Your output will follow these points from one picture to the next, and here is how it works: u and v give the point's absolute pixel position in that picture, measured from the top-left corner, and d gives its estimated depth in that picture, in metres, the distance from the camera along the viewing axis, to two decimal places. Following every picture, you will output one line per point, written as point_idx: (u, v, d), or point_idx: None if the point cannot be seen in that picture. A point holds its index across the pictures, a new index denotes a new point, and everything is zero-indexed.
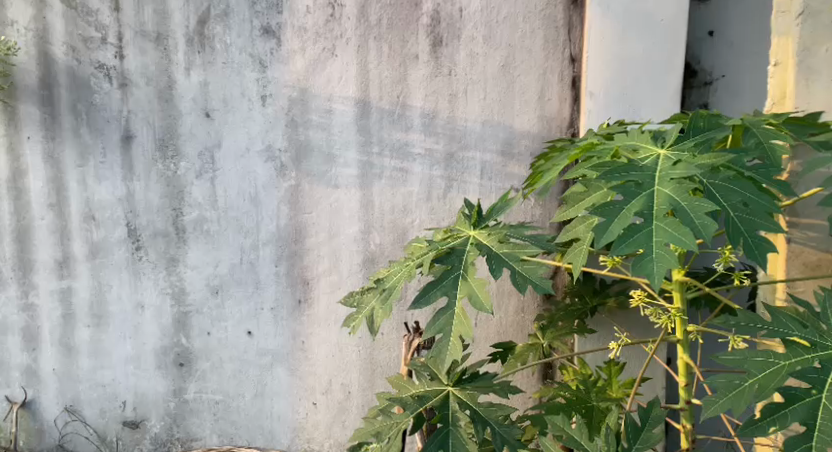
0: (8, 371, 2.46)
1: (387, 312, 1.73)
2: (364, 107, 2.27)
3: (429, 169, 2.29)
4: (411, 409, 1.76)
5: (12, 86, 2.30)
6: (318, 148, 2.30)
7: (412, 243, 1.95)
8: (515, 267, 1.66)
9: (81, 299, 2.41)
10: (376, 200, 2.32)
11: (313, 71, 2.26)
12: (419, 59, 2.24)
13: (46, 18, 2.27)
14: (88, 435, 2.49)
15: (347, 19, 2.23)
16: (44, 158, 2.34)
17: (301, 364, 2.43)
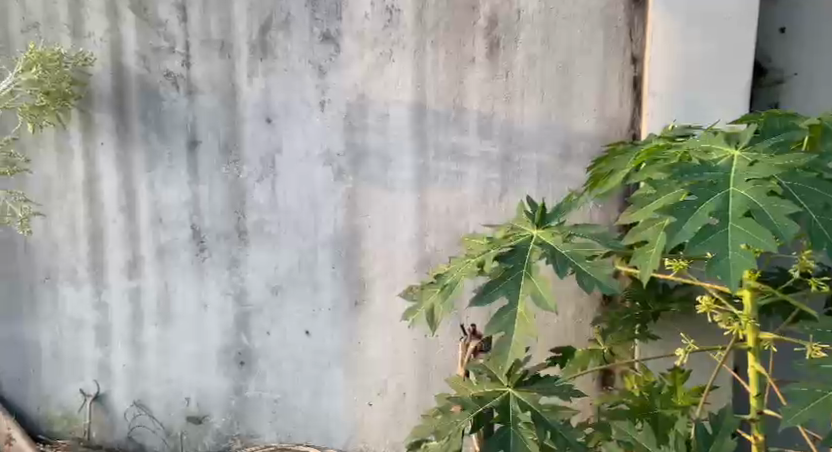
0: (84, 365, 2.57)
1: (448, 309, 1.78)
2: (420, 111, 2.31)
3: (484, 172, 2.32)
4: (471, 409, 1.77)
5: (88, 94, 2.42)
6: (374, 152, 2.35)
7: (472, 240, 1.98)
8: (581, 266, 1.67)
9: (149, 298, 2.51)
10: (431, 203, 2.35)
11: (371, 76, 2.31)
12: (476, 62, 2.26)
13: (119, 29, 2.37)
14: (155, 428, 2.58)
15: (404, 25, 2.27)
16: (116, 163, 2.44)
17: (357, 364, 2.48)
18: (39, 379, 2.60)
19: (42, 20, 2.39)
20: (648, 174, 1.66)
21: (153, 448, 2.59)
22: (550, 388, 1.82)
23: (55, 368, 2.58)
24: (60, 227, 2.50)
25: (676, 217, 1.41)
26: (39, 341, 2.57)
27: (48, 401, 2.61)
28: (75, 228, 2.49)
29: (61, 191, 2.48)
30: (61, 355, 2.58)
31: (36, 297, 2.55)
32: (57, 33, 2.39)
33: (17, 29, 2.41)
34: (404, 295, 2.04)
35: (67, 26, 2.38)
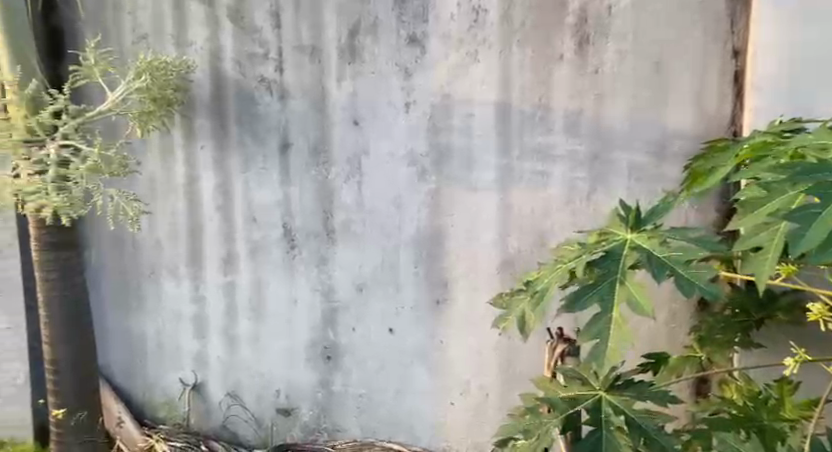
0: (182, 356, 2.69)
1: (539, 316, 1.80)
2: (504, 110, 2.34)
3: (571, 173, 2.33)
4: (561, 410, 1.82)
5: (192, 99, 2.54)
6: (458, 153, 2.39)
7: (562, 246, 2.00)
8: (680, 271, 1.66)
9: (242, 294, 2.62)
10: (515, 203, 2.39)
11: (455, 77, 2.35)
12: (563, 59, 2.27)
13: (219, 37, 2.48)
14: (247, 419, 2.68)
15: (490, 24, 2.30)
16: (213, 165, 2.56)
17: (441, 364, 2.53)
18: (145, 370, 2.73)
19: (149, 31, 2.51)
20: (754, 174, 1.64)
21: (246, 438, 2.69)
22: (644, 392, 1.81)
23: (158, 360, 2.71)
24: (163, 225, 2.63)
25: (798, 221, 1.29)
26: (142, 332, 2.70)
27: (151, 388, 2.73)
28: (177, 227, 2.61)
29: (164, 191, 2.60)
30: (163, 347, 2.70)
31: (141, 289, 2.67)
32: (161, 42, 2.51)
33: (127, 38, 2.52)
34: (491, 303, 2.08)
35: (170, 35, 2.50)
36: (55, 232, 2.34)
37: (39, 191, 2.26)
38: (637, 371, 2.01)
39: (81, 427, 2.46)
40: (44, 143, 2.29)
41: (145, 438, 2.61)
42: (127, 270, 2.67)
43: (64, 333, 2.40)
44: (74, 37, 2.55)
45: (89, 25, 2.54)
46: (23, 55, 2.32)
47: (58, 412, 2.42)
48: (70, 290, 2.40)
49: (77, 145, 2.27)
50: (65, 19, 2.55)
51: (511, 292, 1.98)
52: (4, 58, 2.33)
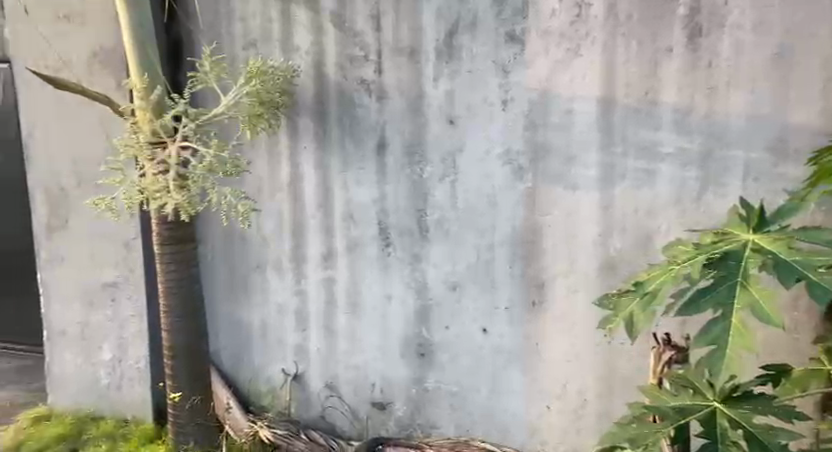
0: (284, 347, 2.81)
1: (650, 320, 1.77)
2: (609, 106, 2.27)
3: (681, 171, 2.23)
4: (672, 420, 1.75)
5: (295, 103, 2.65)
6: (557, 150, 2.36)
7: (674, 246, 1.93)
8: (809, 275, 1.56)
9: (340, 289, 2.71)
10: (617, 202, 2.32)
11: (555, 74, 2.32)
12: (673, 52, 2.18)
13: (321, 41, 2.58)
14: (344, 411, 2.77)
15: (594, 18, 2.25)
16: (315, 165, 2.67)
17: (538, 365, 2.50)
18: (251, 358, 2.87)
19: (258, 37, 2.65)
20: None
21: (343, 429, 2.78)
22: (765, 406, 1.72)
23: (262, 349, 2.85)
24: (268, 222, 2.76)
25: None
26: (249, 322, 2.85)
27: (258, 375, 2.87)
28: (282, 224, 2.74)
29: (271, 190, 2.73)
30: (267, 337, 2.84)
31: (249, 282, 2.82)
32: (269, 49, 2.65)
33: (240, 46, 2.68)
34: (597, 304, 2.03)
35: (278, 41, 2.63)
36: (174, 227, 2.52)
37: (162, 187, 2.43)
38: (759, 382, 1.89)
39: (196, 410, 2.61)
40: (167, 144, 2.47)
41: (249, 425, 2.70)
42: (236, 264, 2.82)
43: (180, 321, 2.57)
44: (192, 45, 2.74)
45: (205, 34, 2.71)
46: (150, 63, 2.52)
47: (176, 395, 2.61)
48: (185, 281, 2.56)
49: (194, 145, 2.43)
50: (184, 30, 2.75)
51: (619, 294, 1.93)
52: (132, 64, 2.52)
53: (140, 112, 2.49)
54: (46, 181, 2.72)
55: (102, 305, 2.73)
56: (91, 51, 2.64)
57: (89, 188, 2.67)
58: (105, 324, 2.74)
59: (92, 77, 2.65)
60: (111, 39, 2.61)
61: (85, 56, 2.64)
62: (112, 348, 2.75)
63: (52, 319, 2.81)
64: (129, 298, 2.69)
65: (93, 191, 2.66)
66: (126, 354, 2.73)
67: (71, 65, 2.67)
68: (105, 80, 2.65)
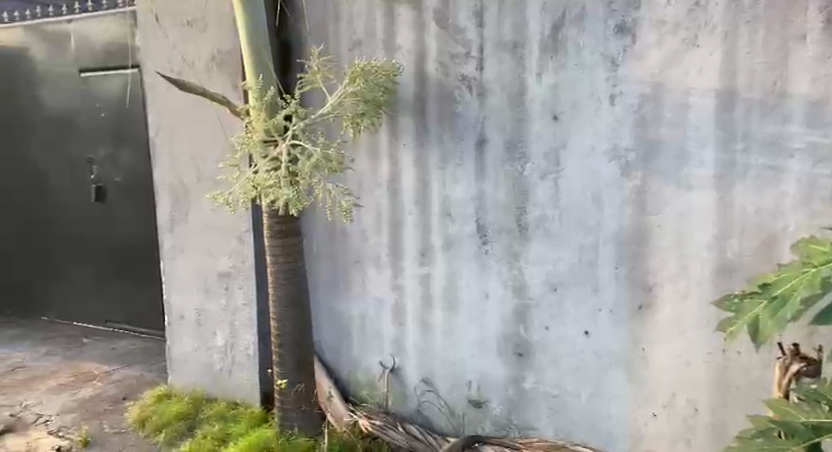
0: (382, 341, 2.89)
1: (782, 326, 1.55)
2: (730, 98, 2.12)
3: (811, 167, 2.04)
4: (802, 439, 1.57)
5: (396, 101, 2.71)
6: (670, 146, 2.23)
7: (803, 246, 1.76)
8: None
9: (438, 285, 2.73)
10: (737, 202, 2.15)
11: (669, 65, 2.21)
12: (807, 39, 2.00)
13: (424, 40, 2.62)
14: (440, 406, 2.79)
15: (715, 6, 2.12)
16: (414, 162, 2.71)
17: (644, 371, 2.38)
18: (349, 350, 2.98)
19: (363, 38, 2.74)
20: None
21: (439, 424, 2.80)
22: None
23: (361, 343, 2.94)
24: (368, 218, 2.85)
25: None
26: (349, 316, 2.96)
27: (355, 371, 2.97)
28: (381, 220, 2.81)
29: (371, 187, 2.82)
30: (365, 331, 2.92)
31: (350, 277, 2.92)
32: (374, 49, 2.73)
33: (345, 48, 2.79)
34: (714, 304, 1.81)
35: (381, 41, 2.71)
36: (283, 221, 2.62)
37: (273, 184, 2.51)
38: None
39: (300, 397, 2.72)
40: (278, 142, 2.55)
41: (349, 415, 2.82)
42: (338, 258, 2.94)
43: (288, 309, 2.67)
44: (301, 47, 2.89)
45: (315, 37, 2.85)
46: (264, 65, 2.62)
47: (282, 381, 2.71)
48: (291, 273, 2.65)
49: (303, 144, 2.50)
50: (296, 33, 2.90)
51: (741, 295, 1.72)
52: (248, 66, 2.64)
53: (253, 113, 2.58)
54: (169, 177, 3.00)
55: (217, 293, 2.95)
56: (211, 55, 2.84)
57: (206, 184, 2.89)
58: (220, 311, 2.95)
59: (212, 77, 2.85)
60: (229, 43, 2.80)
61: (205, 59, 2.85)
62: (226, 334, 2.97)
63: (172, 305, 3.13)
64: (240, 287, 2.88)
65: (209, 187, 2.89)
66: (239, 338, 2.92)
67: (193, 68, 2.89)
68: (221, 82, 2.84)
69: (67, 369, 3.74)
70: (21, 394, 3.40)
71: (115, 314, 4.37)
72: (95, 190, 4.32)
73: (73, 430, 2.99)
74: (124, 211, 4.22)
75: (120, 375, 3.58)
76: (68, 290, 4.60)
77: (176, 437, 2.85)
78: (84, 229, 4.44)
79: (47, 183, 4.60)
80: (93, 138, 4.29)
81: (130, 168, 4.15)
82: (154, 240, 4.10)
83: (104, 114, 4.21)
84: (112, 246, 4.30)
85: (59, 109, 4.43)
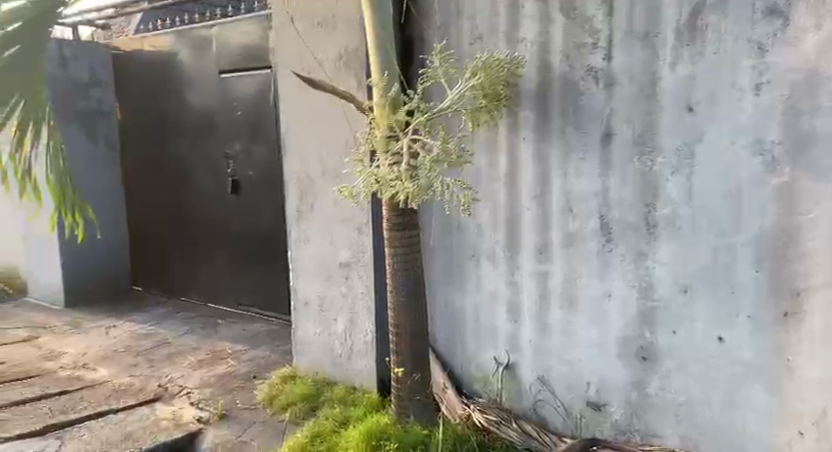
0: (497, 336, 2.87)
1: None
2: None
3: None
4: None
5: (517, 94, 2.66)
6: (825, 139, 2.06)
7: None
8: None
9: (555, 283, 2.67)
10: None
11: (826, 51, 2.04)
12: None
13: (549, 31, 2.56)
14: (556, 406, 2.74)
15: None
16: (535, 156, 2.66)
17: (786, 383, 2.21)
18: (463, 344, 2.99)
19: (484, 33, 2.74)
20: None
21: (554, 423, 2.75)
22: None
23: (475, 337, 2.95)
24: (485, 212, 2.84)
25: None
26: (463, 310, 2.96)
27: (469, 364, 2.99)
28: (498, 214, 2.80)
29: (488, 181, 2.81)
30: (479, 324, 2.92)
31: (464, 271, 2.94)
32: (496, 42, 2.71)
33: (466, 42, 2.80)
34: None
35: (504, 34, 2.68)
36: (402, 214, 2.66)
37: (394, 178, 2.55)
38: None
39: (416, 386, 2.74)
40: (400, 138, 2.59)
41: (463, 408, 2.87)
42: (453, 252, 2.96)
43: (405, 298, 2.70)
44: (424, 43, 2.93)
45: (438, 32, 2.88)
46: (388, 62, 2.65)
47: (399, 369, 2.74)
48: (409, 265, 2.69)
49: (424, 139, 2.53)
50: (417, 29, 2.95)
51: None
52: (374, 61, 2.66)
53: (377, 109, 2.63)
54: (297, 171, 3.21)
55: (338, 281, 3.14)
56: (338, 54, 3.03)
57: (331, 178, 3.08)
58: (340, 298, 3.13)
59: (339, 75, 3.04)
60: (355, 43, 2.96)
61: (333, 58, 3.04)
62: (345, 320, 3.14)
63: (300, 290, 3.32)
64: (361, 277, 3.04)
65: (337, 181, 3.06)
66: (357, 325, 3.09)
67: (323, 67, 3.09)
68: (348, 80, 3.01)
69: (204, 347, 4.05)
70: (166, 368, 3.74)
71: (247, 298, 4.71)
72: (231, 182, 4.69)
73: (211, 403, 3.24)
74: (256, 201, 4.57)
75: (250, 355, 3.84)
76: (206, 274, 5.00)
77: (300, 417, 3.01)
78: (220, 218, 4.83)
79: (190, 176, 5.02)
80: (230, 135, 4.66)
81: (263, 162, 4.49)
82: (283, 229, 4.43)
83: (241, 112, 4.57)
84: (245, 233, 4.67)
85: (201, 108, 4.84)
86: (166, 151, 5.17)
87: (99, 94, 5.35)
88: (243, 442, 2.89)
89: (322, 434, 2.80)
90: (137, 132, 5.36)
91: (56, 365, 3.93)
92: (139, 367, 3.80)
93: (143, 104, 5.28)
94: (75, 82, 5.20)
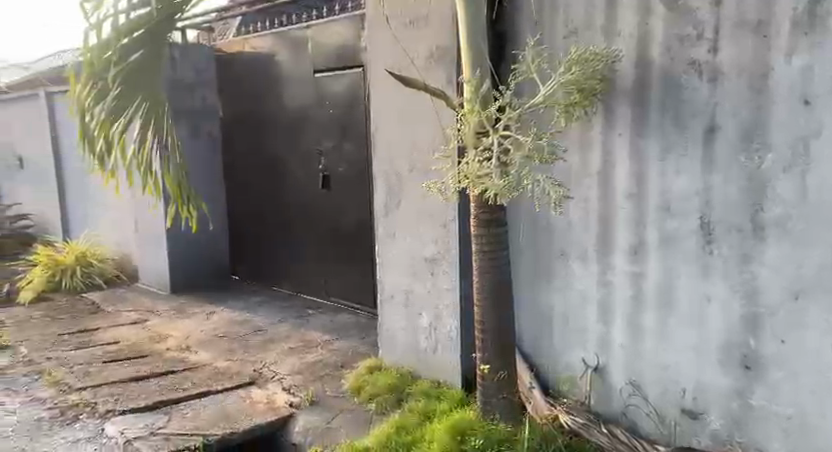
0: (586, 336, 2.80)
1: None
2: None
3: None
4: None
5: (613, 88, 2.56)
6: None
7: None
8: None
9: (650, 284, 2.54)
10: None
11: None
12: None
13: (649, 23, 2.44)
14: (648, 412, 2.63)
15: None
16: (630, 152, 2.55)
17: None
18: (551, 343, 2.93)
19: (579, 26, 2.64)
20: None
21: (646, 429, 2.65)
22: None
23: (563, 337, 2.88)
24: (575, 210, 2.75)
25: None
26: (552, 309, 2.90)
27: (556, 364, 2.93)
28: (589, 212, 2.70)
29: (579, 177, 2.72)
30: (568, 323, 2.85)
31: (552, 269, 2.88)
32: (591, 36, 2.61)
33: (560, 36, 2.72)
34: None
35: (600, 27, 2.58)
36: (492, 214, 2.52)
37: (485, 174, 2.40)
38: None
39: (502, 384, 2.64)
40: (491, 132, 2.42)
41: (550, 408, 2.77)
42: (541, 250, 2.90)
43: (491, 296, 2.58)
44: (517, 40, 2.88)
45: (531, 27, 2.81)
46: (479, 54, 2.49)
47: (484, 366, 2.66)
48: (495, 262, 2.55)
49: (513, 133, 2.37)
50: (510, 23, 2.89)
51: None
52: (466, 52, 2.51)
53: (467, 105, 2.48)
54: (385, 168, 3.35)
55: (424, 276, 3.21)
56: (429, 52, 3.04)
57: (419, 172, 3.17)
58: (426, 294, 3.21)
59: (430, 72, 3.05)
60: (447, 40, 2.95)
61: (425, 55, 3.06)
62: (429, 316, 3.20)
63: (385, 284, 3.44)
64: (445, 272, 3.10)
65: (424, 177, 3.15)
66: (442, 320, 3.15)
67: (415, 64, 3.11)
68: (438, 78, 3.02)
69: (296, 335, 4.20)
70: (261, 354, 3.91)
71: (337, 289, 4.87)
72: (323, 178, 4.85)
73: (301, 389, 3.35)
74: (346, 197, 4.70)
75: (338, 346, 3.94)
76: (300, 265, 5.22)
77: (386, 407, 3.06)
78: (313, 212, 5.02)
79: (286, 171, 5.24)
80: (323, 133, 4.80)
81: (352, 160, 4.61)
82: (370, 226, 4.54)
83: (332, 110, 4.70)
84: (337, 227, 4.82)
85: (297, 106, 5.02)
86: (264, 147, 5.40)
87: (205, 93, 5.58)
88: (330, 428, 2.96)
89: (406, 427, 2.79)
90: (240, 129, 5.63)
91: (164, 347, 4.19)
92: (237, 352, 3.99)
93: (245, 102, 5.52)
94: (184, 82, 5.46)
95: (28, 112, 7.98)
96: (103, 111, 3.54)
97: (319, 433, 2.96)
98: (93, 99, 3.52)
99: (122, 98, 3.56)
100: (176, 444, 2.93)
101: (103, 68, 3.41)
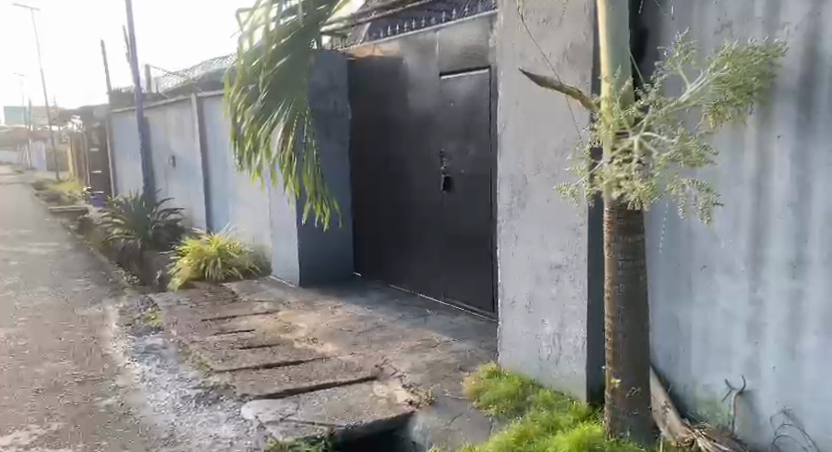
0: (730, 357, 2.59)
1: None
2: None
3: None
4: None
5: (774, 86, 2.34)
6: None
7: None
8: None
9: (812, 304, 2.31)
10: None
11: None
12: None
13: (821, 13, 2.21)
14: (806, 446, 2.39)
15: None
16: (792, 156, 2.32)
17: None
18: (688, 361, 2.75)
19: (735, 19, 2.44)
20: None
21: None
22: None
23: (702, 357, 2.69)
24: (721, 219, 2.56)
25: None
26: (691, 325, 2.72)
27: (693, 383, 2.74)
28: (739, 222, 2.50)
29: (730, 184, 2.52)
30: (709, 341, 2.66)
31: (692, 281, 2.69)
32: (750, 28, 2.40)
33: (711, 29, 2.53)
34: None
35: (761, 20, 2.37)
36: (626, 221, 2.36)
37: (623, 178, 2.25)
38: None
39: (634, 401, 2.47)
40: (630, 134, 2.27)
41: (686, 431, 2.58)
42: (681, 261, 2.73)
43: (626, 309, 2.42)
44: (661, 36, 2.71)
45: (677, 20, 2.64)
46: (620, 52, 2.35)
47: (615, 379, 2.48)
48: (630, 274, 2.40)
49: (657, 135, 2.22)
50: (653, 18, 2.74)
51: None
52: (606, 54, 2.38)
53: (605, 105, 2.34)
54: (511, 170, 3.27)
55: (548, 283, 3.11)
56: (564, 49, 2.93)
57: (546, 176, 3.07)
58: (550, 300, 3.11)
59: (564, 70, 2.94)
60: (582, 37, 2.83)
61: (558, 53, 2.96)
62: (553, 324, 3.10)
63: (507, 289, 3.37)
64: (572, 279, 2.98)
65: (554, 180, 3.04)
66: (567, 329, 3.03)
67: (549, 62, 3.01)
68: (572, 76, 2.90)
69: (415, 334, 4.22)
70: (382, 350, 3.95)
71: (455, 291, 4.84)
72: (445, 179, 4.84)
73: (422, 388, 3.34)
74: (466, 200, 4.65)
75: (456, 347, 3.92)
76: (419, 265, 5.24)
77: (507, 413, 2.99)
78: (434, 212, 5.00)
79: (408, 172, 5.27)
80: (446, 134, 4.79)
81: (474, 161, 4.54)
82: (489, 227, 4.46)
83: (457, 113, 4.66)
84: (456, 228, 4.78)
85: (422, 108, 5.03)
86: (389, 150, 5.46)
87: (336, 98, 5.78)
88: (451, 430, 2.91)
89: (528, 435, 2.70)
90: (365, 130, 5.73)
91: (292, 337, 4.33)
92: (360, 346, 4.06)
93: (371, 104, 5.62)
94: (318, 86, 5.65)
95: (181, 114, 8.56)
96: (253, 113, 3.65)
97: (439, 433, 2.92)
98: (244, 103, 3.62)
99: (270, 101, 3.70)
100: (306, 431, 3.01)
101: (254, 72, 3.49)
